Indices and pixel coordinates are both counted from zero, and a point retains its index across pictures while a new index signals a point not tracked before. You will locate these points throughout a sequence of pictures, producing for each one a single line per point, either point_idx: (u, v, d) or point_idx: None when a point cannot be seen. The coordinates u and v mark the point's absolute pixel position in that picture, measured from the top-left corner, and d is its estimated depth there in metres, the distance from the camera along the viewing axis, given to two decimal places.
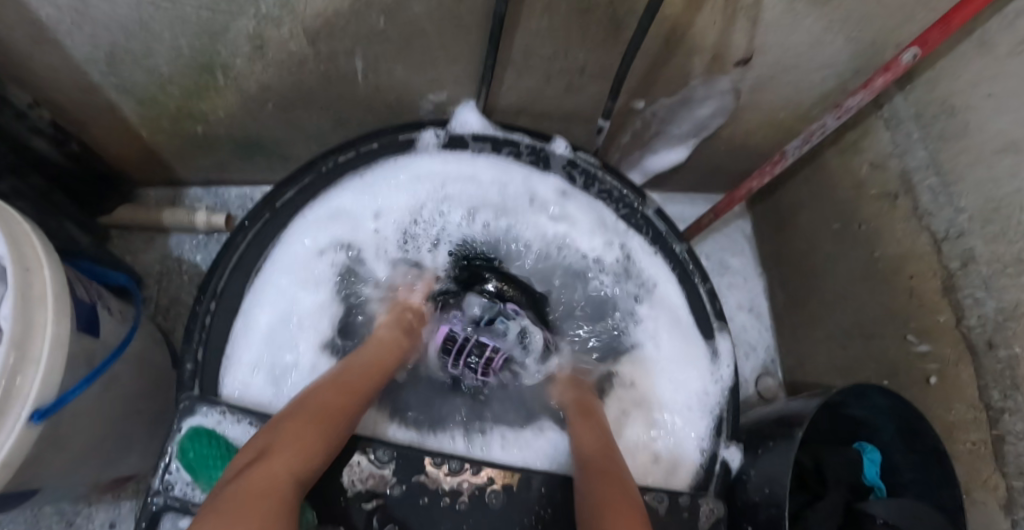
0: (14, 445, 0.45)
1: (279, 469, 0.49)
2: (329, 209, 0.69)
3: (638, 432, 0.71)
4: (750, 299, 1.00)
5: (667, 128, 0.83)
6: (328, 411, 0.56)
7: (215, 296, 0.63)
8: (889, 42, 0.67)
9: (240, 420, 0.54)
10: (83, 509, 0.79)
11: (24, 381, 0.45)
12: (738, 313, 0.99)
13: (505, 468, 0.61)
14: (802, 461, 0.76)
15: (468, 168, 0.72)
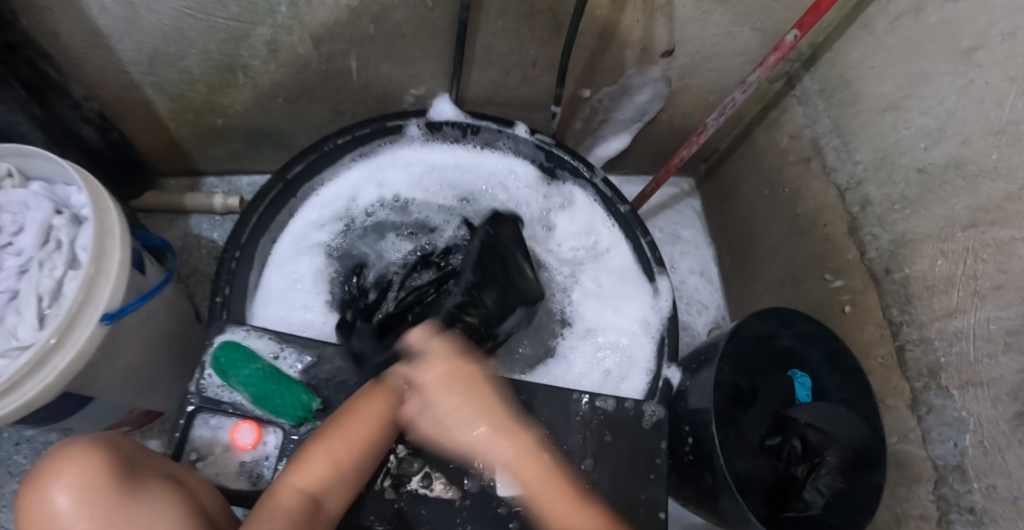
0: (89, 338, 0.61)
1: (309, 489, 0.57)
2: (330, 186, 0.83)
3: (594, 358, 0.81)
4: (702, 266, 1.16)
5: (613, 115, 0.99)
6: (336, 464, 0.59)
7: (241, 248, 0.75)
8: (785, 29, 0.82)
9: (260, 334, 0.68)
10: None
11: (99, 290, 0.61)
12: (690, 276, 1.15)
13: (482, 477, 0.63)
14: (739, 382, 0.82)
15: (445, 150, 0.87)
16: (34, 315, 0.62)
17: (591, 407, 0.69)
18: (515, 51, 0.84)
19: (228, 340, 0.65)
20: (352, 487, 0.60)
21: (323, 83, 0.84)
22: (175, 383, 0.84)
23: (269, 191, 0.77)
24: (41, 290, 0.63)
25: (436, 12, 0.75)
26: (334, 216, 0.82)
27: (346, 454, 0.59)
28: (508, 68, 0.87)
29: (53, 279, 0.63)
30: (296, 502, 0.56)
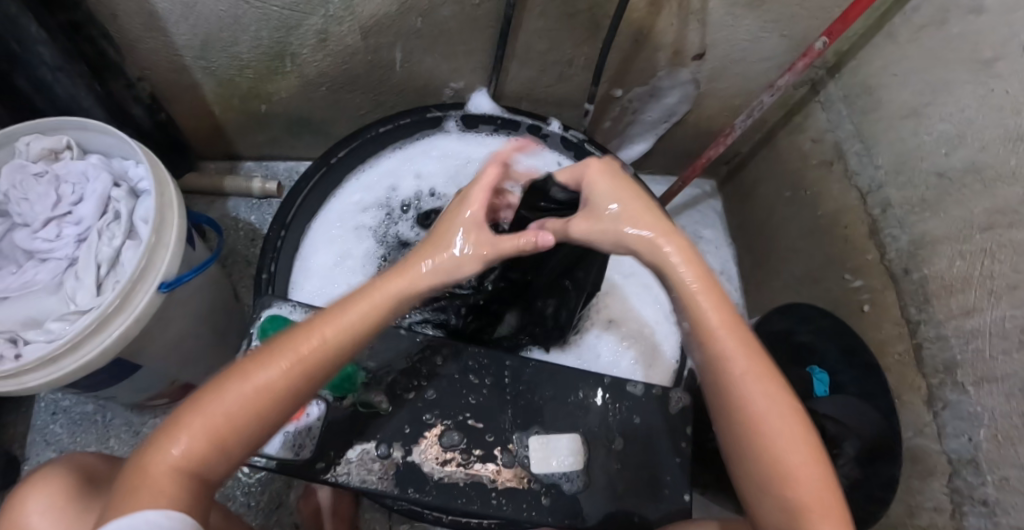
0: (148, 304, 0.63)
1: (189, 452, 0.48)
2: (375, 172, 0.85)
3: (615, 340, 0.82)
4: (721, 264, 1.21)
5: (640, 115, 1.02)
6: (229, 418, 0.49)
7: (284, 227, 0.77)
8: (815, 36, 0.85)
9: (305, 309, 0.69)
10: (148, 421, 0.92)
11: (157, 258, 0.64)
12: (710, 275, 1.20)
13: (514, 465, 0.65)
14: None
15: (481, 144, 0.88)
16: (93, 282, 0.64)
17: (609, 402, 0.69)
18: (553, 49, 0.86)
19: (278, 313, 0.67)
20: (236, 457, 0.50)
21: (366, 73, 0.87)
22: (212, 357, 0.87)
23: (311, 175, 0.79)
24: (100, 258, 0.65)
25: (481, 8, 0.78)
26: (378, 201, 0.84)
27: (228, 422, 0.49)
28: (544, 65, 0.90)
29: (111, 248, 0.66)
30: (167, 481, 0.47)
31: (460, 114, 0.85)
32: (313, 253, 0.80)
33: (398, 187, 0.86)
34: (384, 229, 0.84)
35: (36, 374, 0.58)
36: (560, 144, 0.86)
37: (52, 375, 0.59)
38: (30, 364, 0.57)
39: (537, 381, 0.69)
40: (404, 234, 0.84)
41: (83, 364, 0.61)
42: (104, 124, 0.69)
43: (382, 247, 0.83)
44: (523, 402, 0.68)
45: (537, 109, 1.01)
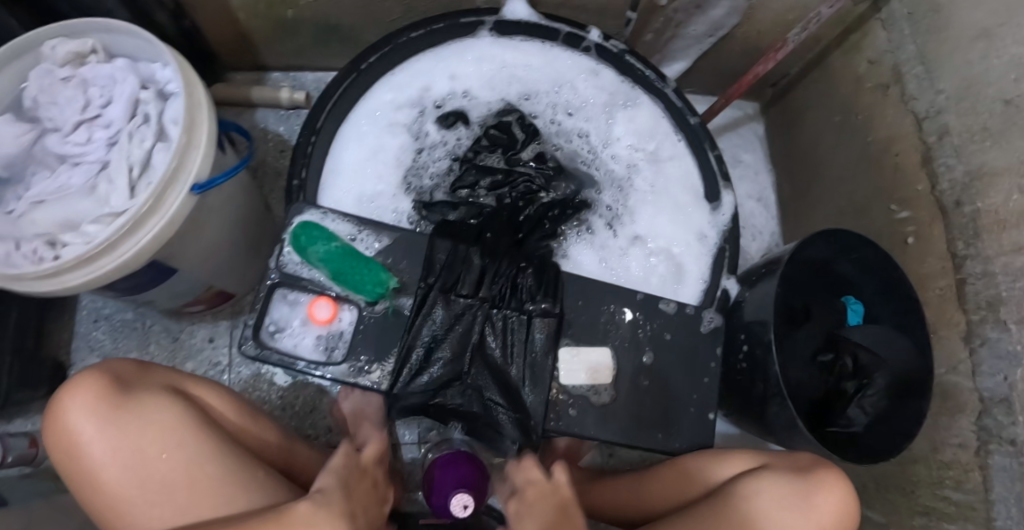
0: (181, 205, 0.63)
1: None
2: (409, 73, 0.79)
3: (643, 257, 0.78)
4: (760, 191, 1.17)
5: (685, 28, 0.96)
6: None
7: (314, 133, 0.74)
8: None
9: (337, 218, 0.66)
10: (186, 327, 0.96)
11: (188, 159, 0.63)
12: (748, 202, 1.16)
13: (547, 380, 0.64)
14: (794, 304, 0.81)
15: (516, 51, 0.82)
16: (126, 184, 0.64)
17: (632, 323, 0.67)
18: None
19: (307, 221, 0.64)
20: None
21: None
22: (244, 268, 0.88)
23: (342, 83, 0.76)
24: (133, 161, 0.65)
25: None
26: (413, 99, 0.79)
27: None
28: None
29: (143, 150, 0.65)
30: None
31: (495, 19, 0.81)
32: (342, 154, 0.76)
33: (431, 86, 0.80)
34: (415, 129, 0.79)
35: (77, 273, 0.59)
36: (598, 53, 0.82)
37: (90, 275, 0.60)
38: (72, 262, 0.58)
39: (560, 288, 0.67)
40: (436, 137, 0.80)
41: (121, 264, 0.62)
42: (129, 23, 0.67)
43: (415, 150, 0.79)
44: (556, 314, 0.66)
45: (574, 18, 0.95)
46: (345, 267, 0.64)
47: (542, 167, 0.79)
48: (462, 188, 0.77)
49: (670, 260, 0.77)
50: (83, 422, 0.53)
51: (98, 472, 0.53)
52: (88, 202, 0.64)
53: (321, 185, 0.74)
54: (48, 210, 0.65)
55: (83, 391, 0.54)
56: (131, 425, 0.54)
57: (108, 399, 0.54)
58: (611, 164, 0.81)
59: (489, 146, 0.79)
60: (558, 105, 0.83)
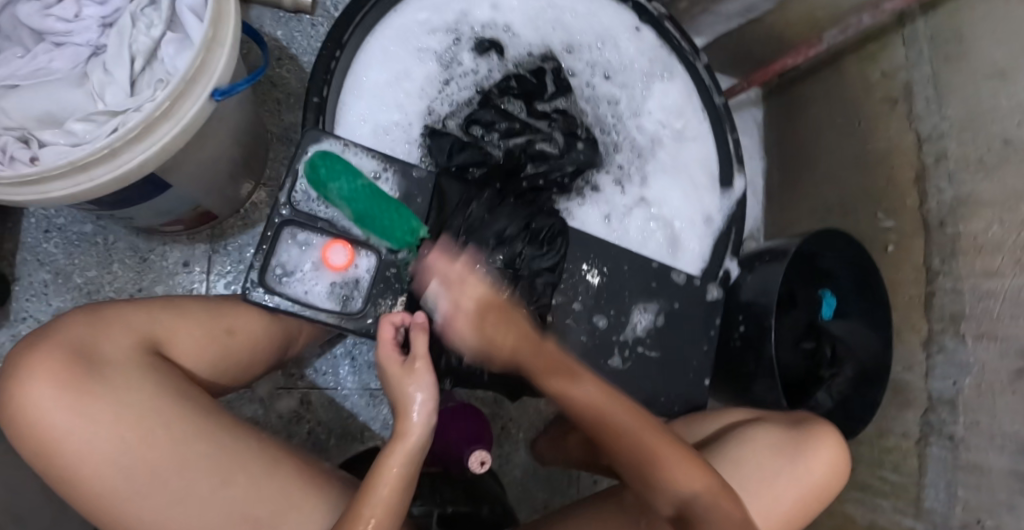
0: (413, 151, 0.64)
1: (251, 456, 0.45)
2: (606, 109, 0.73)
3: (774, 443, 0.59)
4: (973, 465, 0.63)
5: (943, 189, 0.69)
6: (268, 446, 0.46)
7: (482, 91, 0.68)
8: (992, 117, 0.64)
9: (360, 153, 0.57)
10: None
11: (437, 119, 0.65)
12: (958, 476, 0.65)
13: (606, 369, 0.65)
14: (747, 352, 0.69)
15: (654, 94, 0.74)
16: (429, 66, 0.66)
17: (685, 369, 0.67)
18: (968, 93, 0.66)
19: (329, 158, 0.54)
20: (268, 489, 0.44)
21: (738, 38, 0.85)
22: (248, 128, 0.62)
23: (524, 53, 0.70)
24: (484, 17, 0.69)
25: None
26: (624, 146, 0.72)
27: (251, 484, 0.44)
28: (931, 94, 0.71)
29: (506, 33, 0.70)
30: (272, 481, 0.44)
31: (705, 62, 0.73)
32: (585, 210, 0.69)
33: (637, 118, 0.73)
34: (625, 176, 0.72)
35: (139, 149, 0.46)
36: (717, 107, 0.74)
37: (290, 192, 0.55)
38: (131, 134, 0.44)
39: (654, 377, 0.66)
40: (615, 188, 0.71)
41: (190, 126, 0.48)
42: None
43: (627, 197, 0.71)
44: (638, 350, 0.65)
45: (867, 172, 0.80)
46: (370, 208, 0.55)
47: (689, 285, 0.68)
48: (616, 220, 0.70)
49: (803, 452, 0.58)
50: (176, 339, 0.47)
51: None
52: (398, 101, 0.64)
53: (570, 212, 0.69)
54: (382, 69, 0.64)
55: (48, 351, 0.41)
56: (102, 405, 0.41)
57: (77, 380, 0.41)
58: (643, 179, 0.72)
59: (655, 245, 0.71)
60: (662, 150, 0.73)
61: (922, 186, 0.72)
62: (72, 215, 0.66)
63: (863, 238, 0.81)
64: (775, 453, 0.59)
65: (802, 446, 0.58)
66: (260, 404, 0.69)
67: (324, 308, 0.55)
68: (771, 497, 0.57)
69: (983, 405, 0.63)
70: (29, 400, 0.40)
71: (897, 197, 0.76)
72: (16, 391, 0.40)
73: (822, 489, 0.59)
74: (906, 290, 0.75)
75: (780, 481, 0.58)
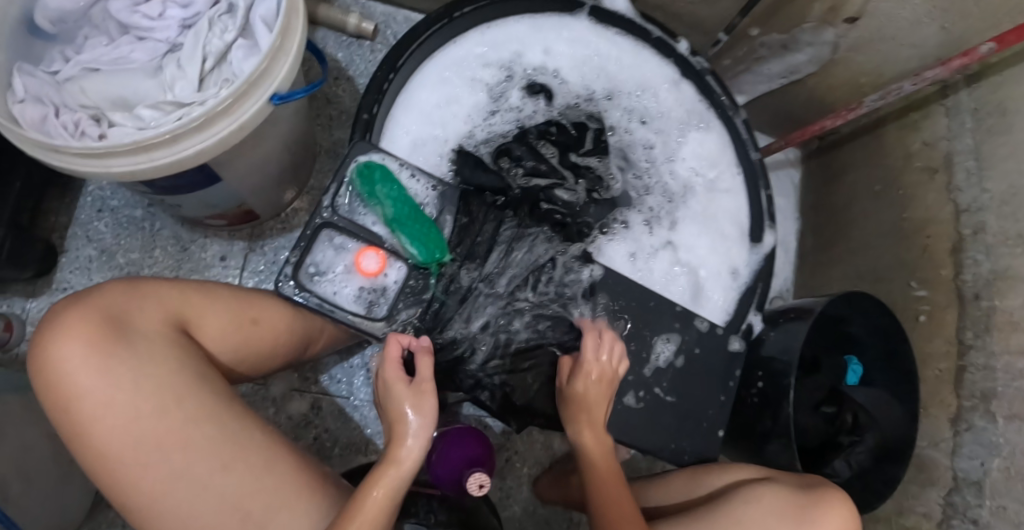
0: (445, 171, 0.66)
1: (258, 443, 0.46)
2: (644, 155, 0.74)
3: (788, 504, 0.56)
4: None
5: (980, 261, 0.68)
6: (273, 438, 0.47)
7: (522, 128, 0.70)
8: None
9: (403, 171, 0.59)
10: None
11: (476, 145, 0.68)
12: None
13: (617, 412, 0.64)
14: (766, 411, 0.68)
15: (690, 145, 0.75)
16: (479, 95, 0.68)
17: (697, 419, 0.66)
18: (1009, 168, 0.66)
19: (378, 168, 0.57)
20: (269, 479, 0.45)
21: (780, 97, 0.86)
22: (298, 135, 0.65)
23: (570, 102, 0.72)
24: (536, 60, 0.71)
25: (949, 33, 0.63)
26: (657, 191, 0.74)
27: (251, 474, 0.44)
28: (972, 165, 0.71)
29: (554, 79, 0.72)
30: (273, 474, 0.45)
31: (744, 118, 0.75)
32: (611, 250, 0.71)
33: (672, 165, 0.75)
34: (655, 220, 0.73)
35: (197, 140, 0.48)
36: (752, 165, 0.75)
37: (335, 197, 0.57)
38: (193, 125, 0.47)
39: (667, 422, 0.65)
40: (644, 228, 0.72)
41: (247, 125, 0.51)
42: (648, 40, 0.74)
43: (654, 240, 0.73)
44: (651, 394, 0.65)
45: (901, 241, 0.79)
46: (406, 217, 0.57)
47: (711, 334, 0.67)
48: (639, 262, 0.71)
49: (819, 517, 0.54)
50: (204, 321, 0.49)
51: (144, 504, 0.42)
52: (441, 125, 0.66)
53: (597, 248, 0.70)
54: (431, 92, 0.66)
55: (86, 315, 0.43)
56: (126, 370, 0.43)
57: (108, 344, 0.43)
58: (671, 224, 0.74)
59: (679, 287, 0.72)
60: (693, 198, 0.75)
61: (958, 257, 0.71)
62: (125, 198, 0.69)
63: (895, 307, 0.79)
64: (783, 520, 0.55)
65: (812, 516, 0.54)
66: (272, 404, 0.69)
67: (349, 310, 0.56)
68: None
69: (1012, 490, 0.60)
70: (62, 358, 0.42)
71: (931, 267, 0.75)
72: (49, 348, 0.42)
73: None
74: (935, 363, 0.72)
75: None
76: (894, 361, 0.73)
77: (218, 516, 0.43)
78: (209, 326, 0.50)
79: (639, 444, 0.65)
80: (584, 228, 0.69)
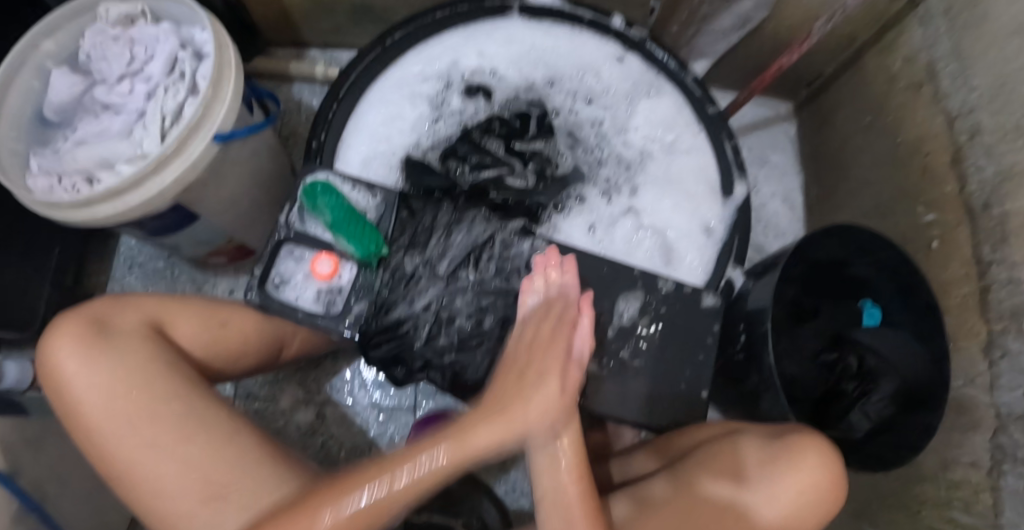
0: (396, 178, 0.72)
1: (223, 422, 0.53)
2: (594, 131, 0.76)
3: (751, 446, 0.52)
4: None
5: (983, 167, 0.60)
6: (237, 421, 0.54)
7: (465, 127, 0.75)
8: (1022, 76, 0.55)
9: (348, 185, 0.64)
10: None
11: (424, 151, 0.74)
12: None
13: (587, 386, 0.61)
14: (752, 369, 0.64)
15: (643, 113, 0.75)
16: (421, 107, 0.75)
17: (676, 384, 0.61)
18: (992, 58, 0.58)
19: (316, 183, 0.62)
20: (233, 455, 0.52)
21: (744, 51, 0.84)
22: (270, 175, 0.75)
23: (510, 95, 0.77)
24: (472, 64, 0.76)
25: None
26: (611, 163, 0.75)
27: (215, 450, 0.51)
28: (955, 68, 0.63)
29: (493, 77, 0.77)
30: (235, 451, 0.52)
31: (695, 76, 0.73)
32: (569, 226, 0.72)
33: (624, 136, 0.75)
34: (612, 190, 0.73)
35: (159, 181, 0.58)
36: (711, 120, 0.73)
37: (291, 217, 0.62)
38: (150, 168, 0.56)
39: (641, 388, 0.61)
40: (601, 198, 0.73)
41: (198, 163, 0.60)
42: (583, 25, 0.77)
43: (613, 209, 0.73)
44: (619, 361, 0.61)
45: (901, 168, 0.72)
46: (341, 218, 0.61)
47: (681, 292, 0.63)
48: (598, 232, 0.72)
49: (782, 449, 0.51)
50: (177, 324, 0.58)
51: (119, 470, 0.50)
52: (388, 139, 0.73)
53: (552, 225, 0.72)
54: (377, 112, 0.73)
55: (73, 320, 0.52)
56: (103, 362, 0.51)
57: (89, 341, 0.52)
58: (629, 191, 0.73)
59: (644, 250, 0.70)
60: (651, 163, 0.74)
61: (960, 168, 0.63)
62: (147, 253, 0.85)
63: (906, 240, 0.72)
64: (737, 469, 0.52)
65: (767, 467, 0.51)
66: (282, 416, 0.80)
67: (311, 311, 0.61)
68: (770, 499, 0.50)
69: None
70: (56, 354, 0.51)
71: (936, 186, 0.66)
72: (48, 350, 0.52)
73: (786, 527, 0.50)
74: (958, 289, 0.63)
75: (751, 512, 0.50)
76: (908, 297, 0.66)
77: (181, 477, 0.50)
78: (184, 327, 0.58)
79: (616, 419, 0.61)
80: (536, 209, 0.71)
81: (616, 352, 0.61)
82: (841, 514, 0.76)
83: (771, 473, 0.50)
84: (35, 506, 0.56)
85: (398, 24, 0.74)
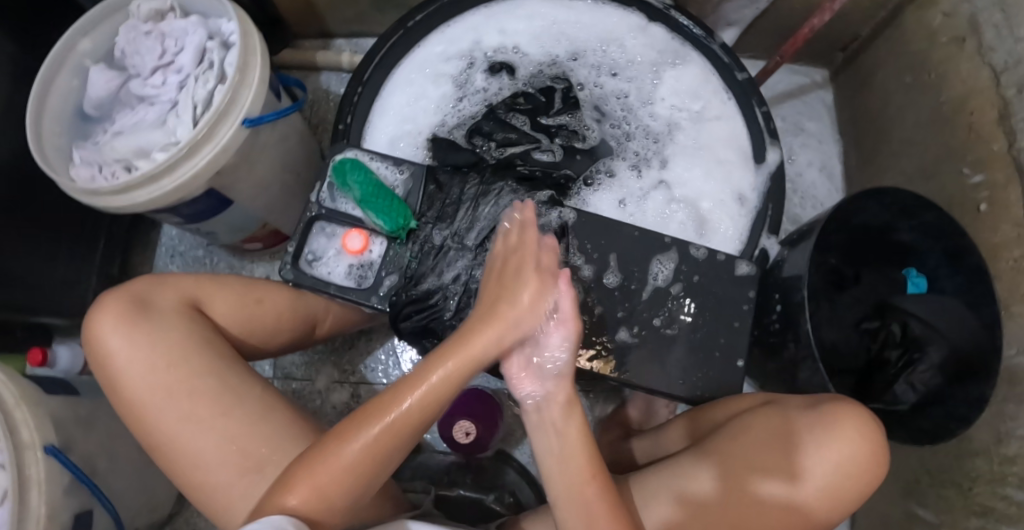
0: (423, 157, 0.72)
1: (261, 400, 0.55)
2: (622, 104, 0.74)
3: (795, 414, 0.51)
4: None
5: None
6: (273, 397, 0.56)
7: (489, 106, 0.75)
8: None
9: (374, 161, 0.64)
10: None
11: (451, 131, 0.74)
12: None
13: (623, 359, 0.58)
14: (789, 338, 0.62)
15: (671, 83, 0.74)
16: (445, 87, 0.75)
17: (713, 356, 0.59)
18: None
19: (342, 161, 0.62)
20: (272, 427, 0.53)
21: (773, 17, 0.81)
22: (300, 161, 0.77)
23: (533, 71, 0.76)
24: (495, 42, 0.76)
25: None
26: (641, 135, 0.73)
27: (253, 426, 0.53)
28: (999, 19, 0.60)
29: (516, 54, 0.76)
30: (272, 424, 0.54)
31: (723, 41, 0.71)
32: (598, 198, 0.71)
33: (653, 108, 0.74)
34: (641, 163, 0.72)
35: (190, 166, 0.60)
36: (741, 87, 0.71)
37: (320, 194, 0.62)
38: (182, 154, 0.58)
39: (675, 359, 0.58)
40: (630, 171, 0.72)
41: (227, 148, 0.61)
42: None
43: (643, 181, 0.71)
44: (650, 331, 0.59)
45: (946, 128, 0.68)
46: (367, 193, 0.60)
47: (713, 260, 0.61)
48: (628, 205, 0.70)
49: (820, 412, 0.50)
50: (213, 301, 0.60)
51: (157, 434, 0.52)
52: (414, 119, 0.73)
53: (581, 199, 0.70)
54: (402, 94, 0.73)
55: (114, 297, 0.54)
56: (144, 336, 0.53)
57: (131, 317, 0.54)
58: (659, 162, 0.72)
59: (676, 222, 0.69)
60: (681, 134, 0.72)
61: (1008, 124, 0.59)
62: (189, 243, 0.89)
63: (953, 205, 0.68)
64: (760, 449, 0.51)
65: (814, 433, 0.49)
66: (319, 396, 0.82)
67: (342, 286, 0.62)
68: (824, 468, 0.49)
69: None
70: (100, 330, 0.53)
71: (983, 145, 0.63)
72: (91, 326, 0.54)
73: (830, 499, 0.49)
74: (1009, 253, 0.59)
75: (807, 481, 0.49)
76: (955, 262, 0.62)
77: (217, 448, 0.52)
78: (219, 303, 0.60)
79: (654, 392, 0.59)
80: (564, 183, 0.70)
81: (651, 322, 0.59)
82: (889, 492, 0.73)
83: (818, 439, 0.49)
84: (86, 478, 0.60)
85: (419, 6, 0.74)
